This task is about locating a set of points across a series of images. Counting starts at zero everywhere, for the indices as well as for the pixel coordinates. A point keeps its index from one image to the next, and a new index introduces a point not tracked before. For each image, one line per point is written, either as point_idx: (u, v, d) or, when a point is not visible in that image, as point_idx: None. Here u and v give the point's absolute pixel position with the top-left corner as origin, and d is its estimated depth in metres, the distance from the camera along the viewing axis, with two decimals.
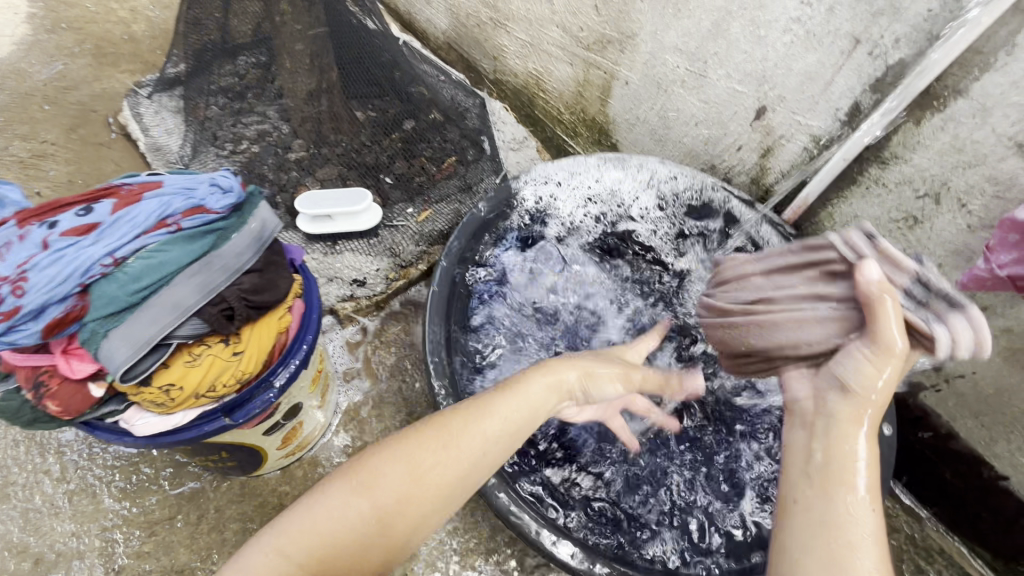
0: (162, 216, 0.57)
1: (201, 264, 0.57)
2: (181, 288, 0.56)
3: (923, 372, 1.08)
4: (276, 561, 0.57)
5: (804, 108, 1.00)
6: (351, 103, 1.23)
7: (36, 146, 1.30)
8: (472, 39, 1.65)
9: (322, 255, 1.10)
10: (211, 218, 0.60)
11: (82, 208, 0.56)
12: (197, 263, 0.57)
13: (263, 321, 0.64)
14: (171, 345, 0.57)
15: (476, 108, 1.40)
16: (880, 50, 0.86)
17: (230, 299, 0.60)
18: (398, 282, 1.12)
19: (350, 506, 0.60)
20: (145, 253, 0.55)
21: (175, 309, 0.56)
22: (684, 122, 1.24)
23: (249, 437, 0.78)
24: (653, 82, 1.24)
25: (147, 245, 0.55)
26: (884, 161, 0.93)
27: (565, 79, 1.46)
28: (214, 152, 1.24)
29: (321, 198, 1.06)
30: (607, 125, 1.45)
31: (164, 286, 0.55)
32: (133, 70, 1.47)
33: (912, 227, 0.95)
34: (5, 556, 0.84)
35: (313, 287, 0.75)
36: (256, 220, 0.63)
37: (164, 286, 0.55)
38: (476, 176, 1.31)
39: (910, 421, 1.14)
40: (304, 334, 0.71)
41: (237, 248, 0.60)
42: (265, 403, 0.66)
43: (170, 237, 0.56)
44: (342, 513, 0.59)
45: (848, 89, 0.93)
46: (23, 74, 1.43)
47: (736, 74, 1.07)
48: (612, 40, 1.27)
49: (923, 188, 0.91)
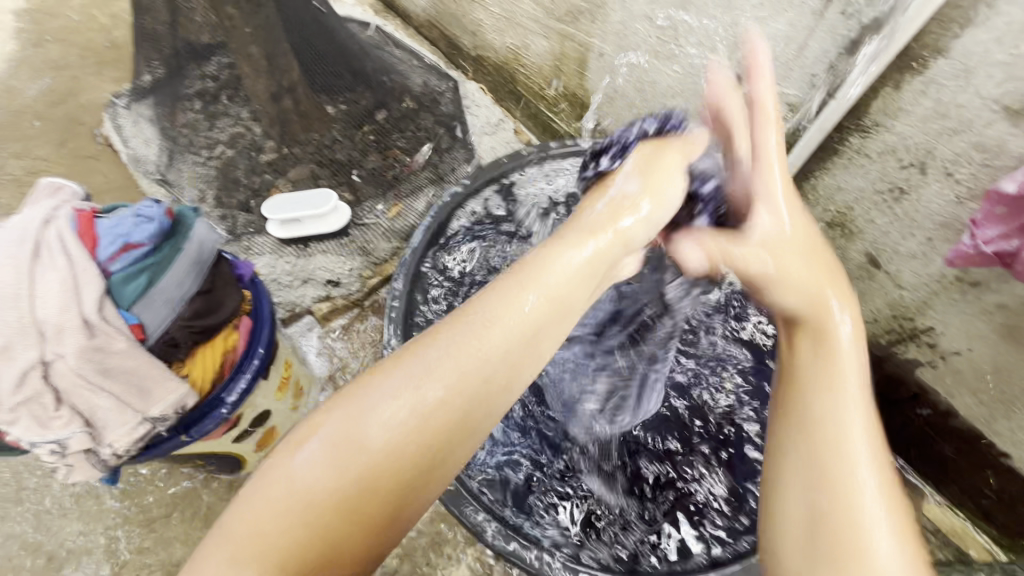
0: (125, 241, 0.59)
1: (144, 299, 0.59)
2: (148, 311, 0.59)
3: (918, 349, 1.03)
4: (397, 407, 0.53)
5: (779, 76, 0.93)
6: (321, 98, 1.19)
7: (30, 163, 1.35)
8: (451, 16, 1.62)
9: (296, 257, 1.11)
10: (139, 253, 0.60)
11: (63, 234, 0.57)
12: (144, 295, 0.59)
13: (210, 343, 0.67)
14: (147, 345, 0.60)
15: (450, 92, 1.37)
16: (854, 9, 0.77)
17: (172, 330, 0.61)
18: (372, 279, 1.14)
19: (289, 464, 0.52)
20: (122, 276, 0.58)
21: (168, 303, 0.60)
22: (660, 95, 1.17)
23: (220, 446, 0.81)
24: (626, 53, 1.18)
25: (114, 272, 0.58)
26: (865, 129, 0.86)
27: (542, 53, 1.41)
28: (190, 159, 1.24)
29: (287, 202, 1.07)
30: (587, 100, 1.39)
31: (140, 303, 0.59)
32: (116, 78, 1.50)
33: (898, 199, 0.89)
34: (21, 554, 0.91)
35: (262, 302, 0.76)
36: (192, 242, 0.64)
37: (139, 305, 0.59)
38: (449, 165, 1.29)
39: (907, 398, 1.10)
40: (255, 349, 0.73)
41: (176, 278, 0.61)
42: (219, 419, 0.69)
43: (130, 263, 0.59)
44: (361, 418, 0.53)
45: (821, 53, 0.85)
46: (14, 91, 1.47)
47: (708, 42, 1.00)
48: (583, 10, 1.20)
49: (907, 157, 0.84)
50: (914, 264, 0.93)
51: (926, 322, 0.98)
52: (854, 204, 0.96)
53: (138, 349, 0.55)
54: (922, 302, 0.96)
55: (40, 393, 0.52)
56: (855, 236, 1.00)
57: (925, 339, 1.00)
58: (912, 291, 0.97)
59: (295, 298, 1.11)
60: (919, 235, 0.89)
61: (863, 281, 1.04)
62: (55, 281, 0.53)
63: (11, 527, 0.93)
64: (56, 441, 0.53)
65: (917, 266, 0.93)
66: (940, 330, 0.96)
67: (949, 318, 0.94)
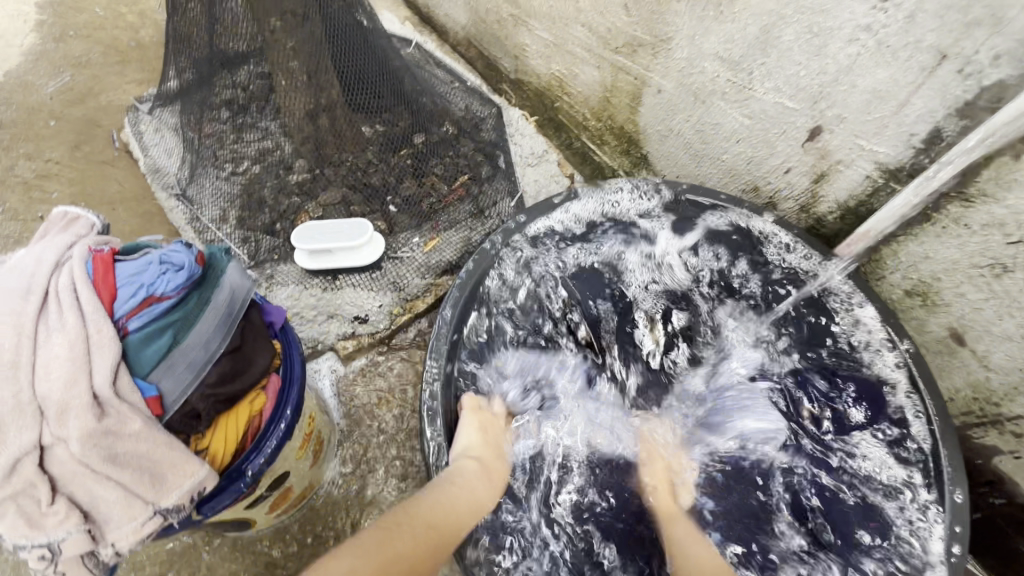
0: (149, 294, 0.50)
1: (164, 365, 0.50)
2: (168, 378, 0.50)
3: (999, 436, 0.93)
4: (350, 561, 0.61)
5: (869, 131, 0.85)
6: (357, 117, 1.09)
7: (41, 164, 1.26)
8: (493, 36, 1.55)
9: (322, 290, 1.04)
10: (164, 307, 0.51)
11: (75, 284, 0.48)
12: (163, 360, 0.50)
13: (235, 408, 0.57)
14: (165, 420, 0.50)
15: (492, 118, 1.29)
16: (973, 68, 0.70)
17: (195, 399, 0.52)
18: (402, 317, 1.05)
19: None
20: (138, 337, 0.49)
21: (192, 366, 0.51)
22: (723, 138, 1.10)
23: (230, 513, 0.71)
24: (689, 92, 1.10)
25: (131, 331, 0.49)
26: (968, 198, 0.78)
27: (591, 83, 1.33)
28: (214, 173, 1.16)
29: (318, 230, 0.98)
30: (635, 135, 1.31)
31: (157, 371, 0.50)
32: (139, 79, 1.42)
33: (999, 276, 0.80)
34: None
35: (293, 353, 0.66)
36: (222, 293, 0.55)
37: (155, 373, 0.50)
38: (490, 198, 1.21)
39: (979, 485, 1.00)
40: (282, 411, 0.62)
41: (204, 336, 0.52)
42: (238, 497, 0.59)
43: (151, 321, 0.50)
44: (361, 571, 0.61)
45: (927, 112, 0.77)
46: (31, 86, 1.39)
47: (788, 89, 0.92)
48: (644, 43, 1.13)
49: (1017, 233, 0.75)
50: (1009, 346, 0.84)
51: (1013, 409, 0.89)
52: (942, 275, 0.87)
53: (155, 428, 0.47)
54: (1011, 387, 0.88)
55: (32, 483, 0.43)
56: (938, 309, 0.91)
57: (1009, 427, 0.91)
58: (1002, 374, 0.88)
59: (318, 334, 1.02)
60: (1019, 317, 0.81)
61: (941, 357, 0.95)
62: (63, 343, 0.45)
63: None
64: (47, 544, 0.43)
65: (1012, 349, 0.84)
66: None
67: None
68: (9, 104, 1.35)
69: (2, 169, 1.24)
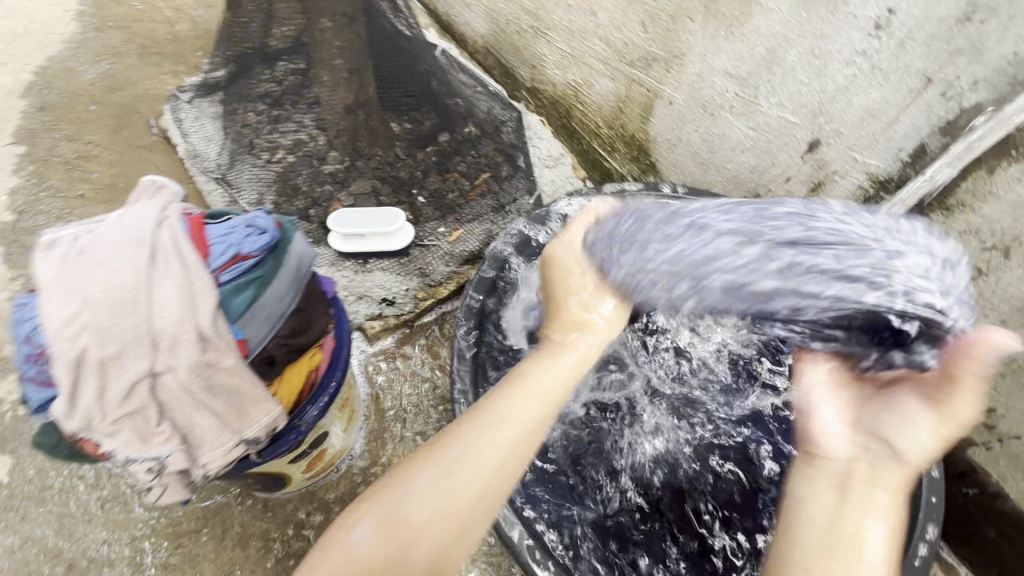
0: (237, 251, 0.57)
1: (248, 315, 0.56)
2: (251, 326, 0.57)
3: (973, 428, 1.02)
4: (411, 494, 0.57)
5: (863, 145, 0.94)
6: (388, 115, 1.21)
7: (82, 146, 1.32)
8: (511, 46, 1.64)
9: (354, 272, 1.11)
10: (249, 264, 0.58)
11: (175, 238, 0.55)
12: (247, 311, 0.56)
13: (296, 363, 0.65)
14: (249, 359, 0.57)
15: (513, 121, 1.37)
16: (955, 91, 0.80)
17: (272, 349, 0.59)
18: (426, 301, 1.12)
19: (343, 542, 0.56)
20: (228, 288, 0.56)
21: (270, 319, 0.58)
22: (729, 147, 1.19)
23: (275, 466, 0.77)
24: (698, 104, 1.19)
25: (222, 281, 0.56)
26: (949, 207, 0.87)
27: (605, 93, 1.42)
28: (251, 161, 1.23)
29: (353, 217, 1.08)
30: (645, 143, 1.40)
31: (241, 319, 0.56)
32: (176, 71, 1.49)
33: (975, 279, 0.89)
34: (40, 559, 0.87)
35: (343, 319, 0.74)
36: (293, 256, 0.61)
37: (239, 321, 0.56)
38: (509, 194, 1.28)
39: (954, 475, 1.09)
40: (333, 369, 0.71)
41: (280, 293, 0.59)
42: (294, 442, 0.67)
43: (238, 274, 0.57)
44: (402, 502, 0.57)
45: (914, 129, 0.87)
46: (71, 72, 1.45)
47: (790, 104, 1.01)
48: (658, 58, 1.22)
49: (992, 240, 0.84)
50: None
51: (986, 402, 0.98)
52: None
53: (244, 368, 0.54)
54: (985, 382, 0.96)
55: (144, 407, 0.51)
56: None
57: (982, 419, 1.00)
58: (976, 370, 0.97)
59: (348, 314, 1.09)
60: (992, 316, 0.90)
61: None
62: (171, 286, 0.51)
63: (30, 529, 0.88)
64: (156, 459, 0.53)
65: None
66: (1002, 413, 0.96)
67: (1013, 401, 0.94)
68: (50, 88, 1.41)
69: (45, 149, 1.30)
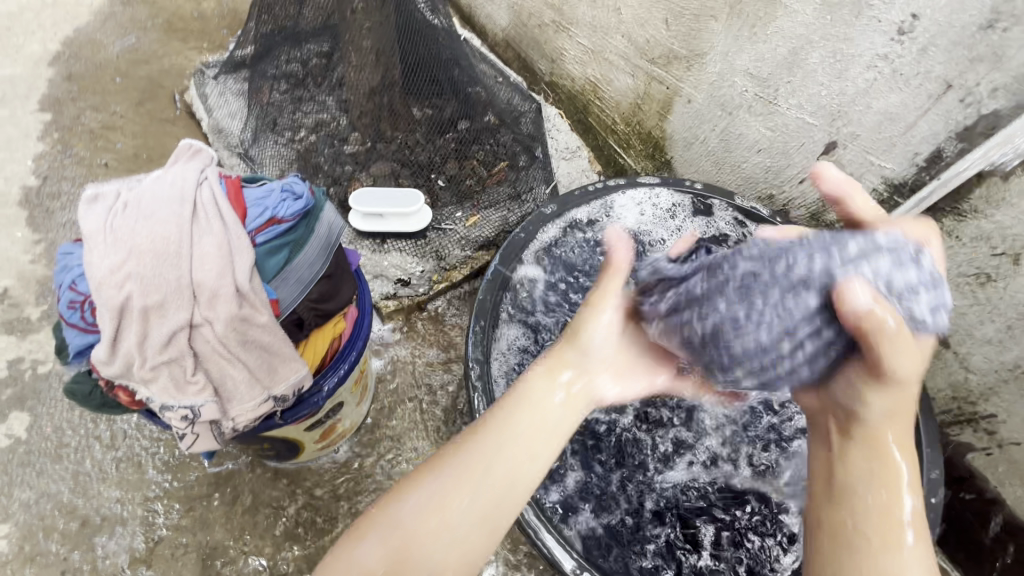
0: (274, 214, 0.61)
1: (280, 278, 0.60)
2: (282, 287, 0.61)
3: (974, 433, 1.04)
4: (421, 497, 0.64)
5: (879, 149, 0.96)
6: (409, 100, 1.17)
7: (107, 117, 1.34)
8: (532, 39, 1.65)
9: (372, 252, 1.14)
10: (283, 228, 0.61)
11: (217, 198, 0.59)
12: (279, 274, 0.61)
13: (321, 329, 0.68)
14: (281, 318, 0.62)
15: (531, 113, 1.39)
16: (974, 98, 0.81)
17: (301, 311, 0.64)
18: (440, 283, 1.17)
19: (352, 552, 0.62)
20: (263, 249, 0.59)
21: (300, 282, 0.62)
22: (746, 147, 1.20)
23: (291, 433, 0.79)
24: (717, 103, 1.21)
25: (258, 242, 0.60)
26: (961, 213, 0.89)
27: (624, 90, 1.44)
28: (273, 139, 1.25)
29: (374, 197, 1.08)
30: (662, 140, 1.41)
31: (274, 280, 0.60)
32: (201, 48, 1.51)
33: (983, 285, 0.91)
34: (55, 515, 0.91)
35: (365, 291, 0.77)
36: (323, 225, 0.64)
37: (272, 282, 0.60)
38: (526, 183, 1.31)
39: (952, 479, 1.10)
40: (355, 339, 0.74)
41: (310, 258, 0.62)
42: (314, 405, 0.70)
43: (274, 237, 0.60)
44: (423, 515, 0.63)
45: (931, 134, 0.88)
46: (98, 44, 1.47)
47: (809, 106, 1.03)
48: (679, 56, 1.23)
49: (1001, 246, 0.86)
50: (988, 349, 0.95)
51: (987, 407, 0.99)
52: None
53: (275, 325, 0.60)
54: (988, 387, 0.98)
55: (181, 356, 0.56)
56: None
57: (983, 424, 1.01)
58: (980, 375, 0.98)
59: None
60: (998, 322, 0.91)
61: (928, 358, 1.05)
62: (212, 244, 0.56)
63: (49, 485, 0.93)
64: (190, 407, 0.58)
65: (990, 351, 0.95)
66: (1003, 418, 0.97)
67: (1014, 407, 0.95)
68: (77, 59, 1.43)
69: (70, 119, 1.32)
